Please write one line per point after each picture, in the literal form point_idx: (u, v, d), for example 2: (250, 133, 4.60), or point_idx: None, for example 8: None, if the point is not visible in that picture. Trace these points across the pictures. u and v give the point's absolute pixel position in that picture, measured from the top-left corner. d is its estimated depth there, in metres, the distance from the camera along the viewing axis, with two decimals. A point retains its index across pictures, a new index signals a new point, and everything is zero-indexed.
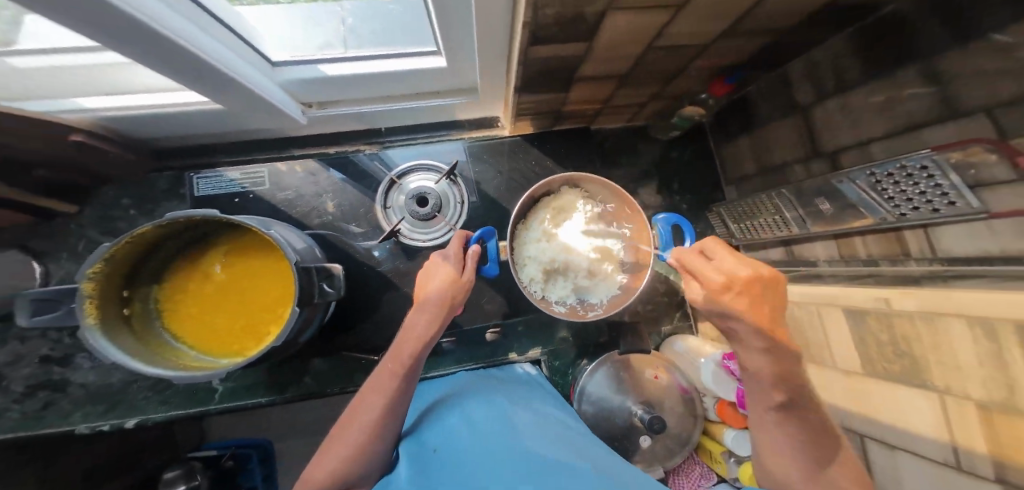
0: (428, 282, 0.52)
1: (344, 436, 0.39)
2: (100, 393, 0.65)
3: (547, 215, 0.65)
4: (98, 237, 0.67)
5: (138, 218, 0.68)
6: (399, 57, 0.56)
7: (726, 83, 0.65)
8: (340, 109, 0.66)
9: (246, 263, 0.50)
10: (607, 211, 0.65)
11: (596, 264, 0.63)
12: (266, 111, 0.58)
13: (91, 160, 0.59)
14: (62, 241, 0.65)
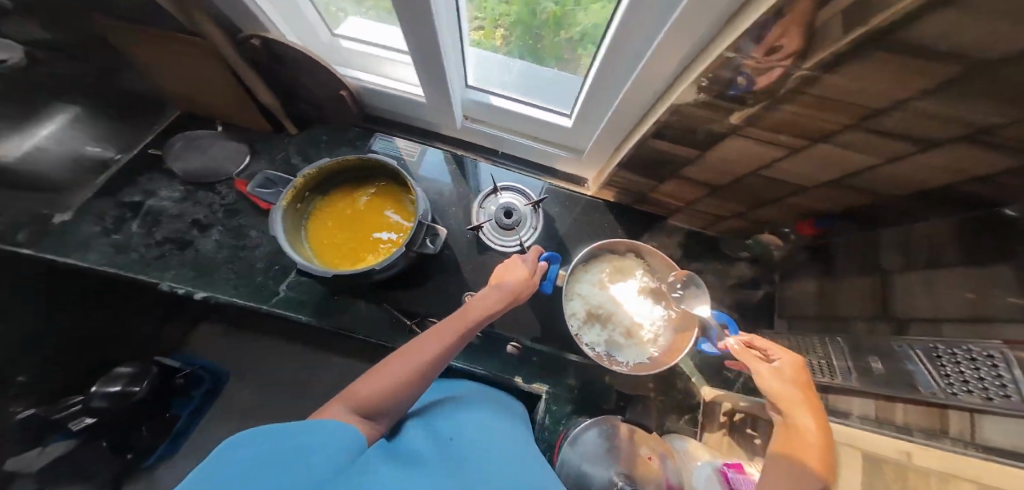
0: (509, 275, 0.64)
1: (394, 366, 0.48)
2: (196, 261, 0.80)
3: (608, 267, 0.74)
4: (292, 152, 0.91)
5: (312, 150, 0.91)
6: (543, 109, 0.76)
7: (815, 226, 0.70)
8: (482, 127, 0.87)
9: (380, 209, 0.72)
10: (661, 288, 0.71)
11: (636, 327, 0.69)
12: (443, 109, 0.80)
13: (312, 97, 0.82)
14: (271, 149, 0.90)
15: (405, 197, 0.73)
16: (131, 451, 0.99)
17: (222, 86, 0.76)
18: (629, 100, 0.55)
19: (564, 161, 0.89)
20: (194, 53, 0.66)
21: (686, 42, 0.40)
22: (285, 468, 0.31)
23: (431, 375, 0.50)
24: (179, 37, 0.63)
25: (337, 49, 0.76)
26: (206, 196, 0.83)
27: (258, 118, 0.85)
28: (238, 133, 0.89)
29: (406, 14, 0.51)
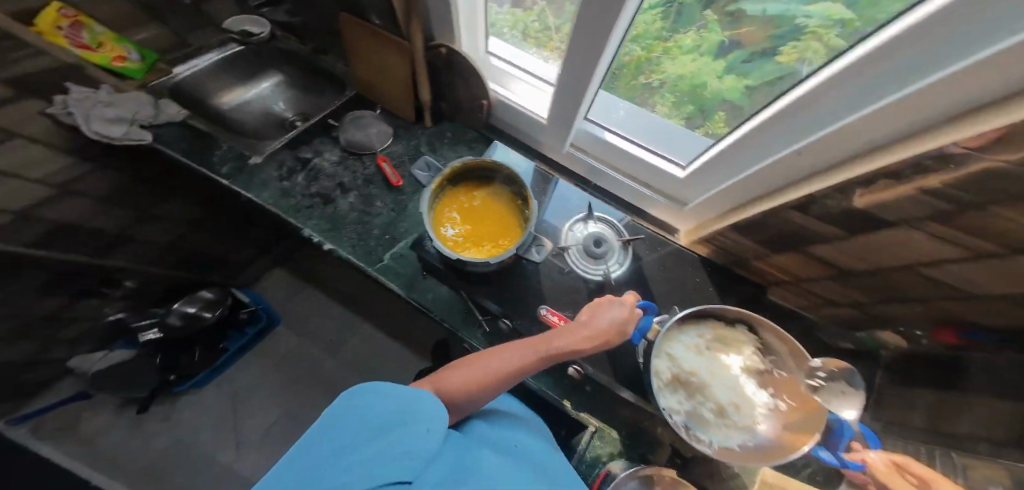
0: (605, 312, 0.54)
1: (473, 366, 0.47)
2: (333, 217, 0.83)
3: (709, 334, 0.65)
4: (421, 138, 0.95)
5: (439, 140, 0.95)
6: (658, 154, 0.75)
7: (957, 336, 0.48)
8: (582, 157, 0.87)
9: (500, 211, 0.76)
10: (773, 374, 0.60)
11: (733, 407, 0.59)
12: (559, 128, 0.81)
13: (456, 98, 0.89)
14: (408, 132, 0.95)
15: (520, 203, 0.76)
16: (174, 374, 1.18)
17: (397, 76, 0.86)
18: (780, 165, 0.53)
19: (658, 209, 0.85)
20: (393, 49, 0.79)
21: (893, 122, 0.37)
22: (377, 438, 0.31)
23: (507, 386, 0.47)
24: (386, 35, 0.78)
25: (485, 64, 0.84)
26: (365, 164, 0.89)
27: (409, 108, 0.92)
28: (390, 119, 0.96)
29: (578, 35, 0.56)
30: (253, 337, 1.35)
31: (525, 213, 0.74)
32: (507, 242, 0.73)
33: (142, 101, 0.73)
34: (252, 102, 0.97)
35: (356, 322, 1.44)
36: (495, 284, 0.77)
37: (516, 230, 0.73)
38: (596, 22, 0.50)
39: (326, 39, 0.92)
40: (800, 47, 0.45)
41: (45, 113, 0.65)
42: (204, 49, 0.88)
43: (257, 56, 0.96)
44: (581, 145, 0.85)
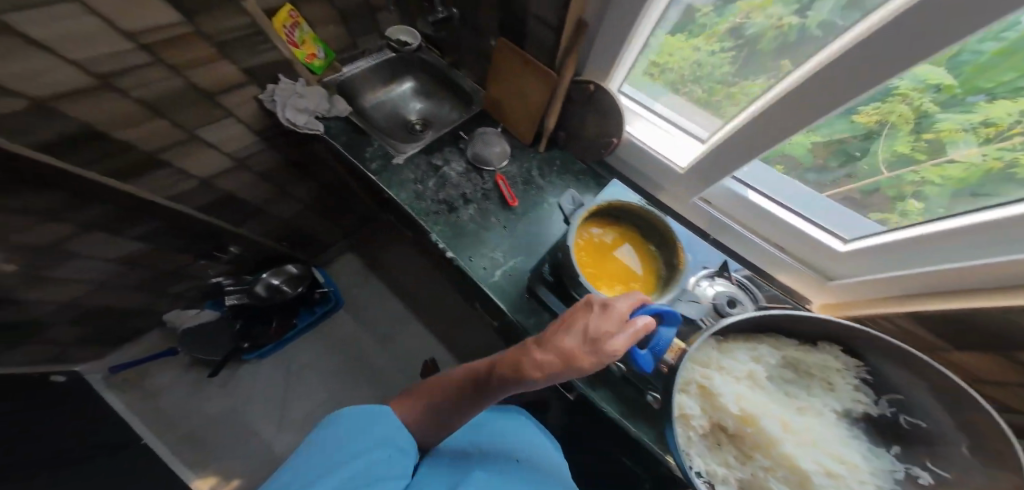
0: (579, 323, 0.33)
1: (424, 392, 0.46)
2: (456, 225, 0.79)
3: (779, 362, 0.46)
4: (542, 160, 0.88)
5: (560, 164, 0.86)
6: (804, 220, 0.57)
7: None
8: (713, 213, 0.67)
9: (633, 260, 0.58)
10: (902, 426, 0.39)
11: (825, 477, 0.37)
12: (701, 177, 0.63)
13: (574, 127, 0.79)
14: (523, 154, 0.89)
15: (653, 250, 0.59)
16: (248, 341, 1.16)
17: (530, 101, 0.79)
18: (980, 278, 0.37)
19: (802, 281, 0.63)
20: (531, 73, 0.74)
21: None
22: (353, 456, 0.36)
23: (459, 418, 0.42)
24: (527, 56, 0.73)
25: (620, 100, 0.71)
26: (484, 176, 0.86)
27: (530, 132, 0.85)
28: (508, 139, 0.90)
29: (761, 117, 0.47)
30: (319, 316, 1.29)
31: (664, 260, 0.58)
32: (648, 290, 0.55)
33: (320, 96, 0.78)
34: (387, 102, 1.03)
35: (409, 320, 1.39)
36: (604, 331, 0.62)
37: (655, 278, 0.57)
38: (789, 113, 0.44)
39: (469, 57, 0.94)
40: (883, 109, 0.41)
41: (257, 97, 0.73)
42: (366, 52, 0.99)
43: (402, 63, 1.03)
44: (715, 199, 0.65)
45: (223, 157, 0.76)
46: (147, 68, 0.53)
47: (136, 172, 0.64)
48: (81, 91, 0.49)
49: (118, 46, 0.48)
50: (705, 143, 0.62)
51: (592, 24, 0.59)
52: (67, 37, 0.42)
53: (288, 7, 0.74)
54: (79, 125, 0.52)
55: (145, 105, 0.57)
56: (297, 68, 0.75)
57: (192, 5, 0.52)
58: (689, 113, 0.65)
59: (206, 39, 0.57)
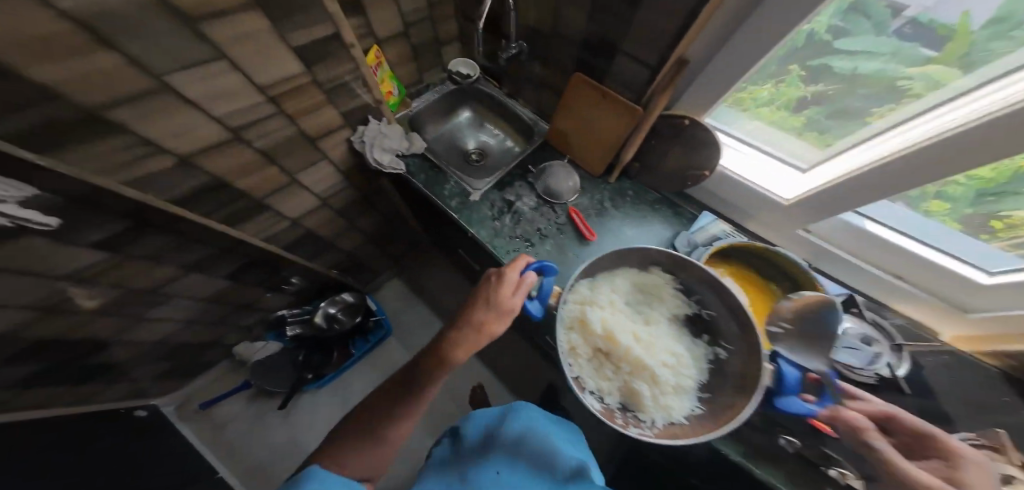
0: (491, 295, 0.50)
1: (345, 433, 0.45)
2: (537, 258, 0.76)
3: (628, 289, 0.61)
4: (617, 190, 0.85)
5: (637, 194, 0.84)
6: (932, 251, 0.54)
7: None
8: (821, 243, 0.65)
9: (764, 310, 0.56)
10: (705, 319, 0.56)
11: (662, 370, 0.52)
12: (812, 208, 0.61)
13: (651, 158, 0.77)
14: (593, 185, 0.86)
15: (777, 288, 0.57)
16: (310, 372, 1.15)
17: (606, 134, 0.78)
18: None
19: (945, 318, 0.57)
20: (608, 107, 0.73)
21: None
22: None
23: (386, 434, 0.44)
24: (602, 88, 0.72)
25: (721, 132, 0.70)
26: (557, 208, 0.83)
27: (602, 164, 0.83)
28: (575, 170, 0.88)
29: (882, 174, 0.48)
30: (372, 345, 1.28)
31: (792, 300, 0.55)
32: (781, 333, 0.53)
33: (399, 134, 0.83)
34: (447, 135, 1.04)
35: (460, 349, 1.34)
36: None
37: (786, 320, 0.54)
38: (904, 172, 0.46)
39: (529, 88, 0.93)
40: (898, 112, 0.46)
41: (348, 139, 0.78)
42: (429, 86, 1.02)
43: (461, 96, 1.05)
44: (827, 230, 0.63)
45: (310, 197, 0.82)
46: (268, 119, 0.59)
47: (244, 214, 0.72)
48: (216, 144, 0.55)
49: (251, 101, 0.53)
50: (812, 175, 0.60)
51: (695, 62, 0.58)
52: (213, 94, 0.48)
53: (375, 48, 0.78)
54: (209, 174, 0.58)
55: (263, 154, 0.64)
56: (381, 108, 0.79)
57: (309, 57, 0.57)
58: (785, 143, 0.63)
59: (318, 88, 0.63)
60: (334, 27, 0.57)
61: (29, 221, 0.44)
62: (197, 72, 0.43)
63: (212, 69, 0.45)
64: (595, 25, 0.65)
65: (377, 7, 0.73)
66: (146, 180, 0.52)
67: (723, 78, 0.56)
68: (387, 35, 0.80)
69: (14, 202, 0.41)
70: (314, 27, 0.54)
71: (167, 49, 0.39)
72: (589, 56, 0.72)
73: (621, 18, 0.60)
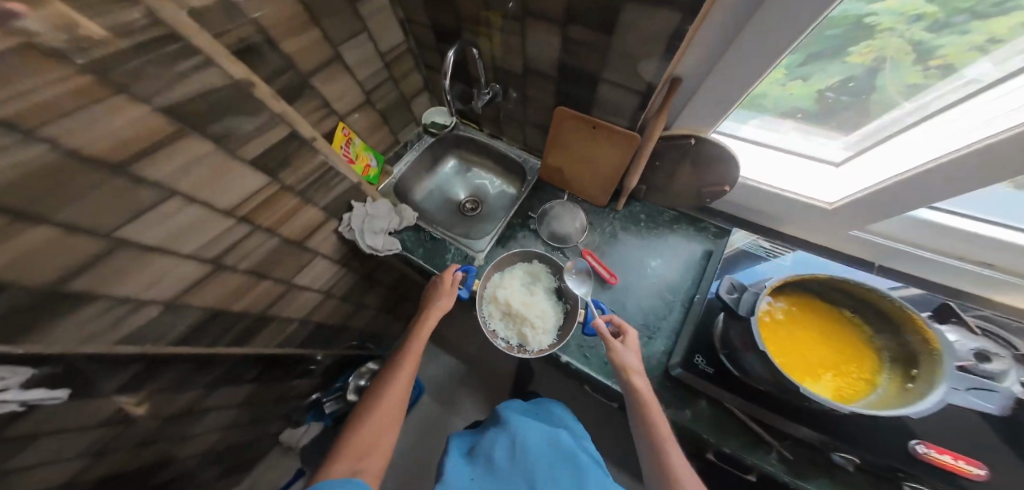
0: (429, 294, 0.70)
1: (356, 422, 0.56)
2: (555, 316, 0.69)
3: (520, 274, 0.75)
4: (629, 216, 0.79)
5: (651, 217, 0.78)
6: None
7: None
8: (884, 241, 0.57)
9: (846, 352, 0.44)
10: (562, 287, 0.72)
11: (542, 320, 0.68)
12: (869, 210, 0.53)
13: (659, 177, 0.70)
14: (603, 218, 0.80)
15: (852, 316, 0.46)
16: None
17: (604, 165, 0.72)
18: None
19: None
20: (603, 139, 0.67)
21: None
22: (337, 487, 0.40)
23: (391, 403, 0.58)
24: (589, 118, 0.66)
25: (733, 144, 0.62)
26: (569, 254, 0.76)
27: (605, 193, 0.77)
28: (578, 204, 0.82)
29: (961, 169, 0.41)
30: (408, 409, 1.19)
31: (876, 327, 0.45)
32: (872, 371, 0.42)
33: (387, 210, 0.79)
34: (434, 191, 1.00)
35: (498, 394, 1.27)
36: (802, 417, 0.47)
37: (876, 360, 0.43)
38: (975, 172, 0.40)
39: (510, 126, 0.87)
40: (877, 46, 0.39)
41: (336, 230, 0.74)
42: (407, 145, 0.98)
43: (442, 149, 1.00)
44: (885, 228, 0.55)
45: (312, 294, 0.79)
46: (246, 239, 0.55)
47: (252, 330, 0.69)
48: (199, 279, 0.52)
49: (222, 228, 0.50)
50: (861, 171, 0.53)
51: (690, 77, 0.51)
52: (176, 234, 0.44)
53: (341, 127, 0.75)
54: (203, 308, 0.55)
55: (252, 271, 0.60)
56: (364, 190, 0.75)
57: (272, 165, 0.52)
58: (815, 138, 0.55)
59: (292, 192, 0.59)
60: (290, 127, 0.51)
61: (40, 399, 0.41)
62: (148, 218, 0.39)
63: (165, 211, 0.41)
64: (565, 56, 0.59)
65: (330, 88, 0.69)
66: (139, 334, 0.48)
67: (731, 89, 0.47)
68: (349, 110, 0.76)
69: (17, 386, 0.38)
70: (268, 135, 0.48)
71: (101, 206, 0.35)
72: (566, 88, 0.65)
73: (594, 45, 0.54)
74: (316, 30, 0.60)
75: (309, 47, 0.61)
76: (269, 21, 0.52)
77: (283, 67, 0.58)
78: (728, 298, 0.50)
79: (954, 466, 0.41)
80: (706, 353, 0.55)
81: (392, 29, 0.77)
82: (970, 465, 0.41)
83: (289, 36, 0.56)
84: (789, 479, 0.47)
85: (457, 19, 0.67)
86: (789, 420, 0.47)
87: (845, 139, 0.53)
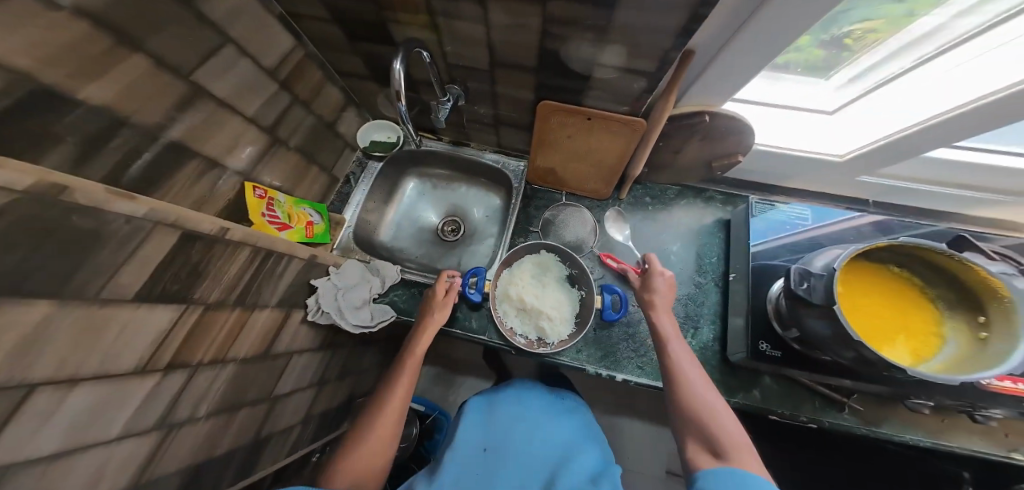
0: (421, 309, 0.61)
1: (347, 444, 0.49)
2: (598, 340, 0.63)
3: (529, 268, 0.69)
4: (635, 203, 0.73)
5: (656, 199, 0.73)
6: (1016, 156, 0.51)
7: None
8: (889, 182, 0.60)
9: (913, 311, 0.44)
10: (576, 276, 0.67)
11: (558, 311, 0.64)
12: (887, 153, 0.52)
13: (662, 156, 0.64)
14: (609, 212, 0.74)
15: (906, 272, 0.46)
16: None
17: (604, 157, 0.64)
18: None
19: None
20: (602, 129, 0.58)
21: None
22: None
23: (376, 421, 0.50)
24: (579, 109, 0.56)
25: (750, 111, 0.56)
26: (592, 263, 0.69)
27: (608, 184, 0.70)
28: (578, 202, 0.75)
29: (992, 110, 0.40)
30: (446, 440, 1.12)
31: (929, 279, 0.45)
32: (937, 325, 0.44)
33: (358, 275, 0.67)
34: (406, 222, 0.85)
35: None
36: (876, 381, 0.46)
37: (935, 312, 0.44)
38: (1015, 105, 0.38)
39: (477, 126, 0.74)
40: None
41: (305, 319, 0.61)
42: (350, 178, 0.82)
43: (398, 171, 0.83)
44: (895, 170, 0.57)
45: (302, 393, 0.65)
46: (191, 383, 0.39)
47: (249, 470, 0.54)
48: (142, 473, 0.35)
49: (133, 409, 0.33)
50: (860, 114, 0.52)
51: (704, 46, 0.43)
52: (84, 422, 0.28)
53: (251, 186, 0.57)
54: (179, 478, 0.40)
55: (220, 411, 0.45)
56: (321, 261, 0.63)
57: (179, 285, 0.36)
58: (812, 92, 0.52)
59: (227, 306, 0.43)
60: (181, 229, 0.34)
61: None
62: (10, 438, 0.23)
63: (36, 415, 0.24)
64: (541, 37, 0.46)
65: (212, 142, 0.49)
66: None
67: (760, 49, 0.39)
68: (252, 164, 0.58)
69: None
70: (148, 249, 0.32)
71: None
72: (546, 75, 0.53)
73: (585, 22, 0.41)
74: (155, 60, 0.40)
75: (155, 89, 0.40)
76: (73, 67, 0.32)
77: (124, 133, 0.38)
78: (799, 291, 0.45)
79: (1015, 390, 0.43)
80: (768, 335, 0.53)
81: (273, 34, 0.56)
82: None
83: (114, 83, 0.36)
84: (864, 429, 0.50)
85: (372, 5, 0.49)
86: (850, 380, 0.48)
87: (838, 90, 0.50)
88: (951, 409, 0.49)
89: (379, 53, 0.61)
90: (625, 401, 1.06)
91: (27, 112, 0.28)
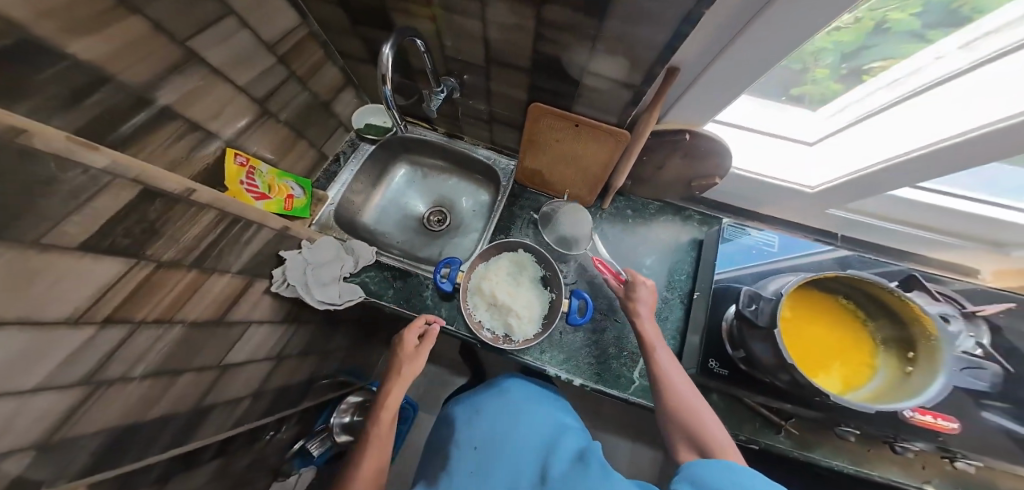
0: (393, 359, 0.60)
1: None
2: (561, 343, 0.64)
3: (505, 265, 0.69)
4: (616, 212, 0.75)
5: (636, 211, 0.75)
6: (969, 201, 0.54)
7: None
8: (854, 217, 0.63)
9: (851, 341, 0.46)
10: (548, 278, 0.68)
11: (528, 310, 0.65)
12: (857, 187, 0.54)
13: (644, 170, 0.66)
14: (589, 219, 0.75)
15: (851, 304, 0.48)
16: None
17: (589, 164, 0.65)
18: None
19: (976, 257, 0.62)
20: (587, 137, 0.60)
21: None
22: None
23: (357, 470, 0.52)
24: (567, 114, 0.58)
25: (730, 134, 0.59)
26: (567, 267, 0.70)
27: (592, 192, 0.72)
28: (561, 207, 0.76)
29: (959, 152, 0.42)
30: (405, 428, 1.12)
31: (872, 312, 0.47)
32: (871, 356, 0.46)
33: (331, 253, 0.68)
34: (390, 206, 0.85)
35: None
36: (811, 406, 0.48)
37: (871, 345, 0.46)
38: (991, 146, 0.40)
39: (471, 121, 0.75)
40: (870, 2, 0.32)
41: (269, 290, 0.61)
42: (340, 158, 0.82)
43: (388, 156, 0.84)
44: (862, 205, 0.60)
45: (258, 365, 0.64)
46: (130, 340, 0.39)
47: (188, 436, 0.53)
48: (74, 427, 0.34)
49: (66, 362, 0.32)
50: (833, 147, 0.55)
51: (688, 65, 0.44)
52: (16, 359, 0.27)
53: (232, 152, 0.57)
54: (108, 433, 0.40)
55: (162, 371, 0.45)
56: (294, 234, 0.63)
57: (129, 241, 0.35)
58: (797, 119, 0.55)
59: (182, 267, 0.43)
60: (142, 184, 0.34)
61: None
62: None
63: None
64: (537, 42, 0.47)
65: (198, 106, 0.49)
66: None
67: (748, 68, 0.39)
68: (238, 131, 0.57)
69: None
70: (103, 199, 0.31)
71: None
72: (540, 78, 0.54)
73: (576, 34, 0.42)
74: (152, 23, 0.40)
75: (148, 48, 0.40)
76: (69, 20, 0.31)
77: (106, 88, 0.37)
78: (747, 311, 0.47)
79: (934, 424, 0.46)
80: (721, 353, 0.54)
81: (278, 8, 0.57)
82: (946, 421, 0.46)
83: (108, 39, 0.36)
84: (797, 452, 0.52)
85: None
86: (789, 405, 0.49)
87: (821, 117, 0.53)
88: (875, 440, 0.51)
89: (380, 39, 0.62)
90: (587, 406, 1.07)
91: (16, 57, 0.29)
